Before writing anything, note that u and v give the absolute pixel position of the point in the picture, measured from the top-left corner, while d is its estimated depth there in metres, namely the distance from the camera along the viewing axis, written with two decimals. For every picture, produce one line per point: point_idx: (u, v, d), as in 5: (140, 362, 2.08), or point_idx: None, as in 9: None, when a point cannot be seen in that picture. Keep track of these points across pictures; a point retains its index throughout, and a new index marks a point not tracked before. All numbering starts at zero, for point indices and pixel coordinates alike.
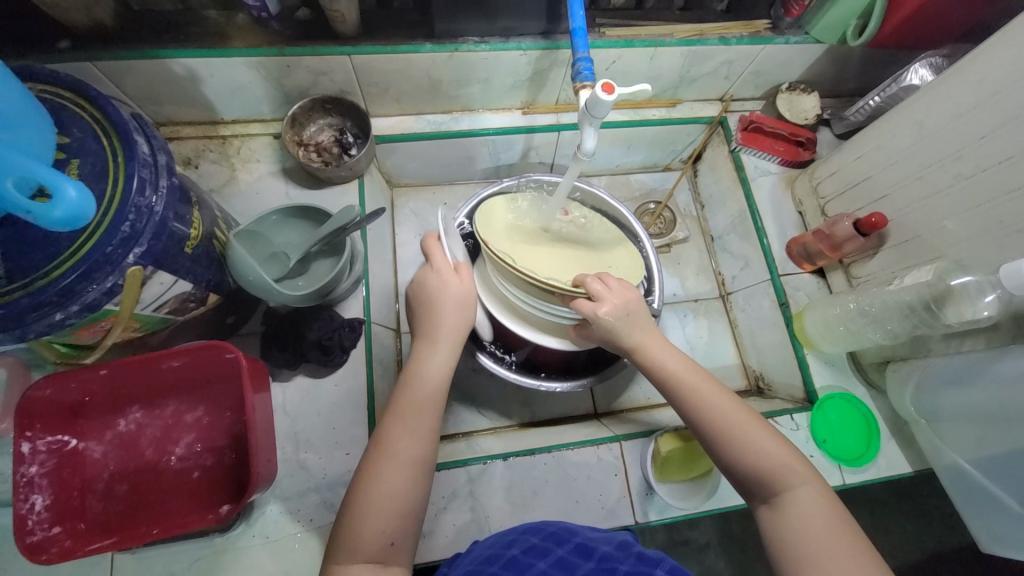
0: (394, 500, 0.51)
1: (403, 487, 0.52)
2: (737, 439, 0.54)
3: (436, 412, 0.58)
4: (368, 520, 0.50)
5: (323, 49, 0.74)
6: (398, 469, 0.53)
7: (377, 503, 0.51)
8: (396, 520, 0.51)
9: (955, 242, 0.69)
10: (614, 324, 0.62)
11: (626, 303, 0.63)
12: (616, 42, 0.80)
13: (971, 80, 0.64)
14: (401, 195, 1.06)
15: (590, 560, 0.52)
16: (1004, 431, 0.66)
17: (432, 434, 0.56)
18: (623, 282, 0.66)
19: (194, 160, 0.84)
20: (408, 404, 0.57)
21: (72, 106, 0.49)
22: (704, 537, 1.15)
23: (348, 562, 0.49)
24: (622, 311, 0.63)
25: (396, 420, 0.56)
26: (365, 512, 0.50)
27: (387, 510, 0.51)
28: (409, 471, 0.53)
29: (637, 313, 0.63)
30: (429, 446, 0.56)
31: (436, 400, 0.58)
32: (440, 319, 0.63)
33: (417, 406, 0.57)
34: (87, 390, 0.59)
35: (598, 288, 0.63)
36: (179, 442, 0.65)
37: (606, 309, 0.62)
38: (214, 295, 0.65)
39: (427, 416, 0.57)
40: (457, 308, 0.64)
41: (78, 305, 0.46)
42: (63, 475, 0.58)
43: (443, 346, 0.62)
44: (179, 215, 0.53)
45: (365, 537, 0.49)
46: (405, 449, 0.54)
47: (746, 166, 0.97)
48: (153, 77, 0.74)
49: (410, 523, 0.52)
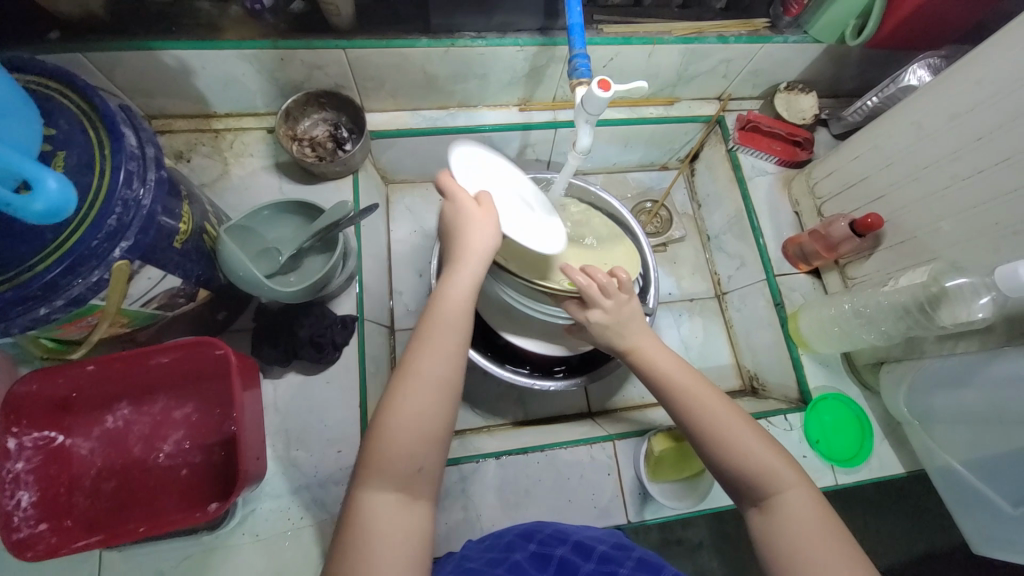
0: (421, 425, 0.49)
1: (428, 410, 0.49)
2: (726, 440, 0.53)
3: (463, 336, 0.54)
4: (394, 444, 0.47)
5: (317, 42, 0.74)
6: (425, 390, 0.50)
7: (403, 428, 0.48)
8: (421, 445, 0.48)
9: (951, 243, 0.69)
10: (604, 329, 0.64)
11: (619, 313, 0.64)
12: (614, 39, 0.79)
13: (969, 81, 0.64)
14: (396, 192, 1.05)
15: (590, 561, 0.52)
16: (998, 432, 0.66)
17: (458, 357, 0.53)
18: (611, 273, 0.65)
19: (186, 154, 0.83)
20: (433, 326, 0.53)
21: (59, 97, 0.48)
22: (698, 534, 1.15)
23: (374, 491, 0.46)
24: (614, 319, 0.64)
25: (421, 343, 0.52)
26: (392, 435, 0.48)
27: (414, 436, 0.48)
28: (434, 394, 0.50)
29: (632, 319, 0.64)
30: (457, 370, 0.52)
31: (461, 320, 0.54)
32: (464, 239, 0.57)
33: (441, 329, 0.53)
34: (74, 385, 0.58)
35: (583, 281, 0.64)
36: (167, 439, 0.64)
37: (597, 318, 0.64)
38: (204, 291, 0.64)
39: (455, 339, 0.53)
40: (480, 223, 0.57)
41: (63, 300, 0.45)
42: (50, 472, 0.58)
43: (469, 266, 0.57)
44: (168, 208, 0.52)
45: (393, 461, 0.47)
46: (432, 372, 0.51)
47: (744, 165, 0.96)
48: (145, 69, 0.73)
49: (438, 450, 0.50)
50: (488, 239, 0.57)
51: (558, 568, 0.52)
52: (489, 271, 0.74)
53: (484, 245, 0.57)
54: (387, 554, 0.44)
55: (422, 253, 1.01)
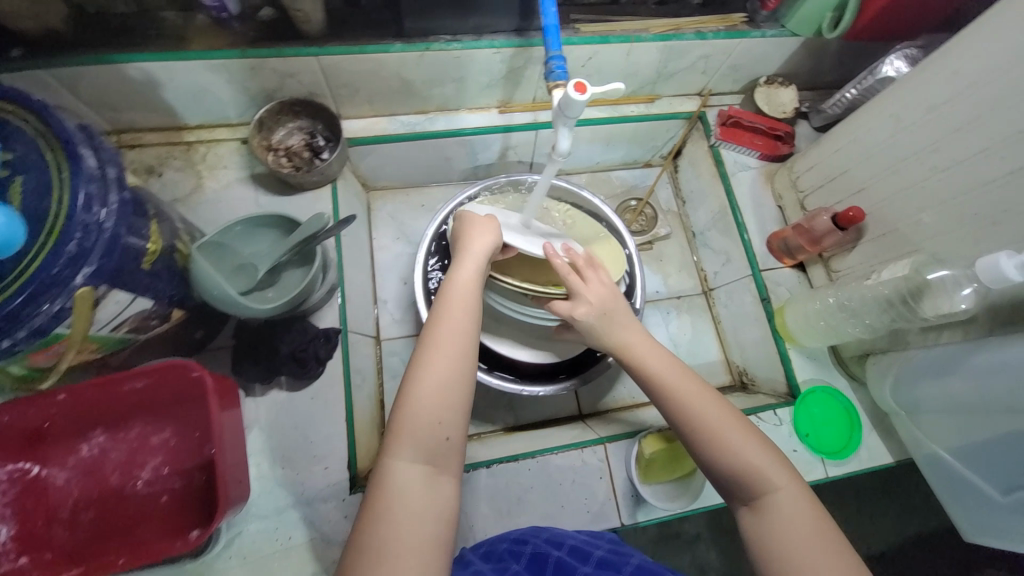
0: (443, 396, 0.50)
1: (451, 382, 0.51)
2: (715, 437, 0.53)
3: (477, 316, 0.57)
4: (420, 414, 0.49)
5: (288, 50, 0.72)
6: (446, 364, 0.52)
7: (428, 399, 0.50)
8: (448, 415, 0.50)
9: (932, 235, 0.69)
10: (591, 324, 0.64)
11: (602, 301, 0.64)
12: (591, 38, 0.78)
13: (945, 72, 0.64)
14: (377, 199, 1.03)
15: (588, 563, 0.52)
16: (984, 420, 0.67)
17: (475, 333, 0.55)
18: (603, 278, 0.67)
19: (157, 168, 0.81)
20: (447, 308, 0.56)
21: (14, 118, 0.46)
22: (693, 530, 1.15)
23: (401, 459, 0.48)
24: (599, 310, 0.64)
25: (438, 322, 0.55)
26: (418, 405, 0.49)
27: (439, 406, 0.50)
28: (456, 367, 0.52)
29: (617, 307, 0.64)
30: (474, 347, 0.54)
31: (475, 302, 0.57)
32: (470, 240, 0.64)
33: (456, 309, 0.56)
34: (46, 415, 0.56)
35: (576, 285, 0.65)
36: (145, 466, 0.62)
37: (581, 310, 0.64)
38: (178, 311, 0.63)
39: (470, 318, 0.56)
40: (482, 231, 0.66)
41: (25, 331, 0.43)
42: (27, 504, 0.57)
43: (477, 258, 0.62)
44: (133, 228, 0.50)
45: (421, 429, 0.48)
46: (452, 348, 0.53)
47: (726, 161, 0.96)
48: (110, 83, 0.70)
49: (464, 420, 0.51)
50: (491, 238, 0.65)
51: (556, 568, 0.52)
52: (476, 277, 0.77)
53: (487, 242, 0.64)
54: (410, 523, 0.45)
55: (406, 260, 1.00)
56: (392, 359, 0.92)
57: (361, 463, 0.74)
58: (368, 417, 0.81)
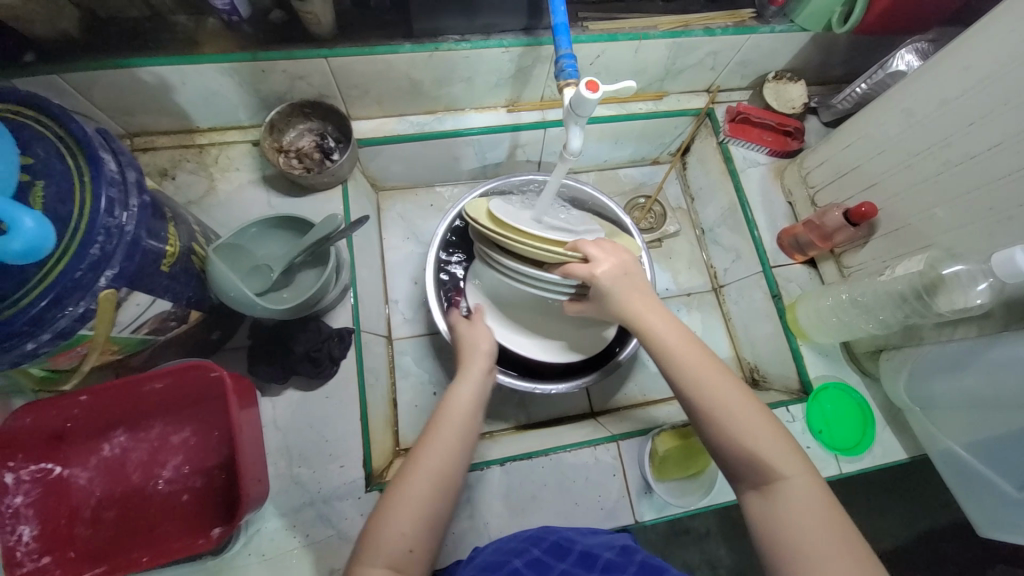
0: (420, 505, 0.52)
1: (426, 493, 0.52)
2: (730, 416, 0.53)
3: (469, 432, 0.59)
4: (393, 520, 0.50)
5: (298, 52, 0.72)
6: (429, 476, 0.53)
7: (406, 508, 0.51)
8: (417, 528, 0.51)
9: (945, 229, 0.69)
10: (611, 286, 0.62)
11: (622, 263, 0.63)
12: (600, 36, 0.78)
13: (957, 67, 0.64)
14: (387, 199, 1.04)
15: (594, 569, 0.51)
16: (999, 416, 0.66)
17: (462, 455, 0.57)
18: (615, 244, 0.66)
19: (170, 171, 0.82)
20: (441, 419, 0.59)
21: (35, 124, 0.46)
22: (704, 526, 1.15)
23: (369, 565, 0.48)
24: (618, 272, 0.62)
25: (430, 434, 0.58)
26: (393, 515, 0.51)
27: (411, 515, 0.51)
28: (434, 482, 0.53)
29: (634, 271, 0.63)
30: (460, 462, 0.56)
31: (470, 420, 0.60)
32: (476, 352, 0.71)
33: (450, 420, 0.59)
34: (68, 416, 0.57)
35: (594, 250, 0.62)
36: (166, 465, 0.63)
37: (603, 269, 0.61)
38: (196, 312, 0.63)
39: (463, 434, 0.58)
40: (480, 337, 0.74)
41: (50, 333, 0.44)
42: (49, 504, 0.57)
43: (477, 372, 0.67)
44: (153, 232, 0.51)
45: (391, 531, 0.50)
46: (433, 460, 0.55)
47: (735, 157, 0.96)
48: (124, 87, 0.71)
49: (430, 533, 0.51)
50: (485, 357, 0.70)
51: None
52: (482, 249, 0.72)
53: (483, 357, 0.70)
54: None
55: (416, 260, 1.00)
56: (403, 358, 0.93)
57: (375, 462, 0.74)
58: (382, 416, 0.82)
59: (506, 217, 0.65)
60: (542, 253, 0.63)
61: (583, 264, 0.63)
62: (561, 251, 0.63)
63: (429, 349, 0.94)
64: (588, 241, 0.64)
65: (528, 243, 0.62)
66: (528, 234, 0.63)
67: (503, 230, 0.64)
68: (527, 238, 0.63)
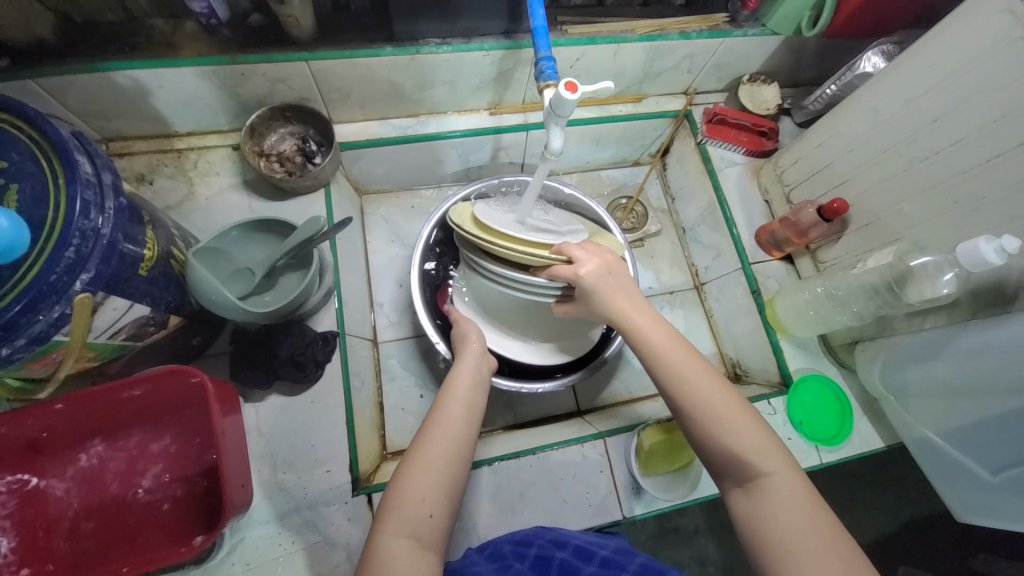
0: (439, 473, 0.52)
1: (440, 463, 0.53)
2: (715, 410, 0.55)
3: (476, 409, 0.61)
4: (410, 492, 0.50)
5: (278, 55, 0.72)
6: (445, 445, 0.54)
7: (424, 475, 0.51)
8: (438, 495, 0.51)
9: (913, 223, 0.72)
10: (595, 285, 0.62)
11: (606, 262, 0.64)
12: (579, 40, 0.80)
13: (920, 67, 0.67)
14: (370, 202, 1.04)
15: (591, 563, 0.52)
16: (970, 402, 0.69)
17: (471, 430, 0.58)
18: (598, 245, 0.67)
19: (147, 176, 0.81)
20: (448, 397, 0.60)
21: (8, 127, 0.45)
22: (693, 523, 1.17)
23: (392, 534, 0.48)
24: (602, 271, 0.63)
25: (439, 410, 0.59)
26: (412, 483, 0.51)
27: (431, 483, 0.51)
28: (450, 451, 0.54)
29: (618, 270, 0.64)
30: (471, 434, 0.57)
31: (473, 399, 0.61)
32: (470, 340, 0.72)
33: (457, 399, 0.60)
34: (44, 425, 0.56)
35: (578, 252, 0.63)
36: (146, 474, 0.62)
37: (587, 269, 0.62)
38: (175, 318, 0.62)
39: (470, 409, 0.60)
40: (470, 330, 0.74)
41: (25, 339, 0.44)
42: (26, 515, 0.56)
43: (472, 357, 0.68)
44: (130, 236, 0.50)
45: (412, 499, 0.50)
46: (445, 433, 0.56)
47: (713, 158, 0.98)
48: (99, 92, 0.70)
49: (449, 501, 0.52)
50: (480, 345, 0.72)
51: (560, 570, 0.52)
52: (467, 253, 0.72)
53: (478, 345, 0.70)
54: None
55: (401, 263, 1.00)
56: (389, 361, 0.92)
57: (362, 466, 0.74)
58: (368, 420, 0.82)
59: (490, 222, 0.65)
60: (528, 257, 0.64)
61: (567, 265, 0.64)
62: (546, 254, 0.63)
63: (415, 352, 0.94)
64: (572, 243, 0.65)
65: (513, 245, 0.63)
66: (513, 238, 0.63)
67: (488, 234, 0.65)
68: (512, 241, 0.64)
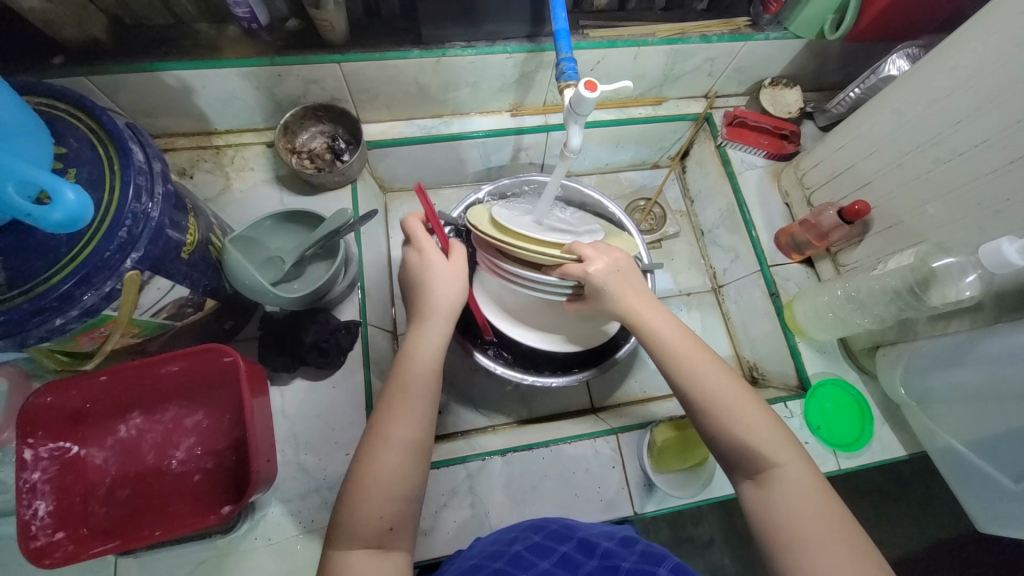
0: (394, 483, 0.52)
1: (397, 471, 0.53)
2: (726, 405, 0.55)
3: (430, 396, 0.58)
4: (366, 504, 0.51)
5: (313, 57, 0.76)
6: (394, 453, 0.53)
7: (374, 491, 0.51)
8: (394, 508, 0.52)
9: (936, 225, 0.71)
10: (605, 284, 0.62)
11: (616, 261, 0.64)
12: (600, 43, 0.81)
13: (943, 68, 0.66)
14: (394, 200, 1.07)
15: (593, 557, 0.52)
16: (997, 410, 0.67)
17: (427, 423, 0.56)
18: (607, 244, 0.66)
19: (189, 170, 0.86)
20: (403, 390, 0.57)
21: (69, 117, 0.50)
22: (708, 533, 1.15)
23: (348, 549, 0.50)
24: (613, 269, 0.63)
25: (392, 403, 0.56)
26: (364, 498, 0.51)
27: (381, 495, 0.51)
28: (404, 457, 0.54)
29: (627, 269, 0.64)
30: (427, 429, 0.56)
31: (428, 386, 0.58)
32: (431, 294, 0.64)
33: (416, 393, 0.57)
34: (87, 396, 0.60)
35: (587, 251, 0.63)
36: (179, 446, 0.66)
37: (596, 267, 0.62)
38: (211, 301, 0.66)
39: (420, 399, 0.57)
40: (445, 280, 0.64)
41: (77, 310, 0.47)
42: (65, 481, 0.59)
43: (438, 317, 0.63)
44: (175, 222, 0.54)
45: (381, 499, 0.51)
46: (399, 432, 0.54)
47: (733, 160, 0.98)
48: (147, 90, 0.75)
49: (406, 509, 0.53)
50: (452, 296, 0.64)
51: (560, 561, 0.52)
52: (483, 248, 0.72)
53: (449, 300, 0.64)
54: None
55: None
56: None
57: None
58: None
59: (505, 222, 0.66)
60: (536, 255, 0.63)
61: (576, 264, 0.63)
62: (556, 254, 0.63)
63: None
64: (583, 243, 0.65)
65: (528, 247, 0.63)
66: (528, 237, 0.63)
67: (500, 236, 0.64)
68: (523, 240, 0.64)
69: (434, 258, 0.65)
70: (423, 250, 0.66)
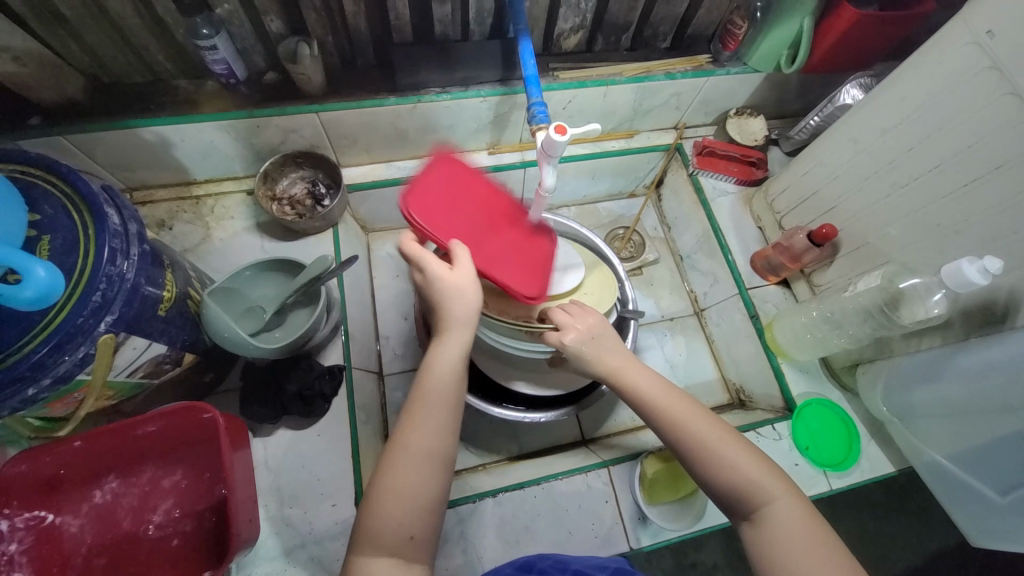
0: (415, 495, 0.51)
1: (420, 480, 0.51)
2: (710, 452, 0.54)
3: (452, 403, 0.56)
4: (385, 514, 0.50)
5: (290, 108, 0.78)
6: (415, 463, 0.52)
7: (396, 497, 0.50)
8: (415, 517, 0.51)
9: (901, 247, 0.74)
10: (581, 351, 0.63)
11: (590, 326, 0.64)
12: (570, 84, 0.85)
13: (892, 99, 0.70)
14: (377, 240, 1.08)
15: None
16: (976, 423, 0.69)
17: (452, 429, 0.55)
18: (585, 306, 0.67)
19: (167, 222, 0.86)
20: (422, 399, 0.55)
21: (43, 183, 0.50)
22: (711, 559, 1.13)
23: (370, 556, 0.49)
24: (587, 335, 0.63)
25: (412, 412, 0.55)
26: (385, 506, 0.50)
27: (407, 503, 0.50)
28: (426, 466, 0.52)
29: (604, 333, 0.64)
30: (449, 439, 0.54)
31: (450, 393, 0.55)
32: (446, 305, 0.59)
33: (434, 400, 0.55)
34: (61, 463, 0.58)
35: (563, 317, 0.65)
36: (156, 509, 0.64)
37: (571, 336, 0.63)
38: (190, 355, 0.65)
39: (443, 407, 0.55)
40: (456, 289, 0.58)
41: (50, 378, 0.46)
42: (42, 551, 0.58)
43: (459, 328, 0.59)
44: (151, 279, 0.54)
45: (401, 513, 0.50)
46: (420, 441, 0.53)
47: (705, 188, 1.02)
48: (125, 146, 0.76)
49: (431, 518, 0.52)
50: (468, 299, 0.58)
51: None
52: None
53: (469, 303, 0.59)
54: None
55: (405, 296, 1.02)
56: (395, 394, 0.93)
57: None
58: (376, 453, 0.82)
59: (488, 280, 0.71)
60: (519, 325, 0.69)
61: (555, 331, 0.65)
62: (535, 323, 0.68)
63: None
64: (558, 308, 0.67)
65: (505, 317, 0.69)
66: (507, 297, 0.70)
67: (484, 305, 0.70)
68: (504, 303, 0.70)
69: (437, 273, 0.58)
70: (425, 268, 0.59)
